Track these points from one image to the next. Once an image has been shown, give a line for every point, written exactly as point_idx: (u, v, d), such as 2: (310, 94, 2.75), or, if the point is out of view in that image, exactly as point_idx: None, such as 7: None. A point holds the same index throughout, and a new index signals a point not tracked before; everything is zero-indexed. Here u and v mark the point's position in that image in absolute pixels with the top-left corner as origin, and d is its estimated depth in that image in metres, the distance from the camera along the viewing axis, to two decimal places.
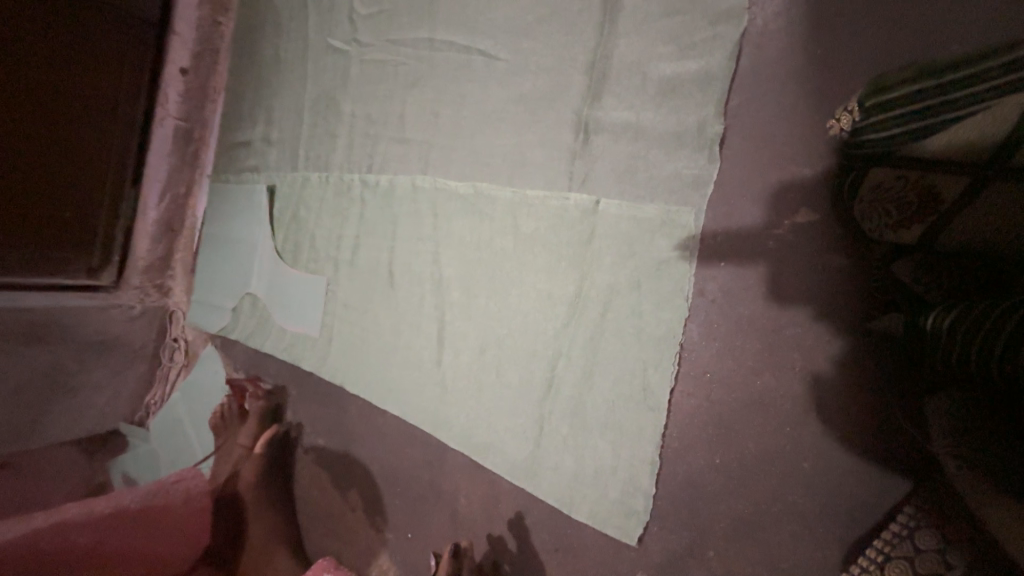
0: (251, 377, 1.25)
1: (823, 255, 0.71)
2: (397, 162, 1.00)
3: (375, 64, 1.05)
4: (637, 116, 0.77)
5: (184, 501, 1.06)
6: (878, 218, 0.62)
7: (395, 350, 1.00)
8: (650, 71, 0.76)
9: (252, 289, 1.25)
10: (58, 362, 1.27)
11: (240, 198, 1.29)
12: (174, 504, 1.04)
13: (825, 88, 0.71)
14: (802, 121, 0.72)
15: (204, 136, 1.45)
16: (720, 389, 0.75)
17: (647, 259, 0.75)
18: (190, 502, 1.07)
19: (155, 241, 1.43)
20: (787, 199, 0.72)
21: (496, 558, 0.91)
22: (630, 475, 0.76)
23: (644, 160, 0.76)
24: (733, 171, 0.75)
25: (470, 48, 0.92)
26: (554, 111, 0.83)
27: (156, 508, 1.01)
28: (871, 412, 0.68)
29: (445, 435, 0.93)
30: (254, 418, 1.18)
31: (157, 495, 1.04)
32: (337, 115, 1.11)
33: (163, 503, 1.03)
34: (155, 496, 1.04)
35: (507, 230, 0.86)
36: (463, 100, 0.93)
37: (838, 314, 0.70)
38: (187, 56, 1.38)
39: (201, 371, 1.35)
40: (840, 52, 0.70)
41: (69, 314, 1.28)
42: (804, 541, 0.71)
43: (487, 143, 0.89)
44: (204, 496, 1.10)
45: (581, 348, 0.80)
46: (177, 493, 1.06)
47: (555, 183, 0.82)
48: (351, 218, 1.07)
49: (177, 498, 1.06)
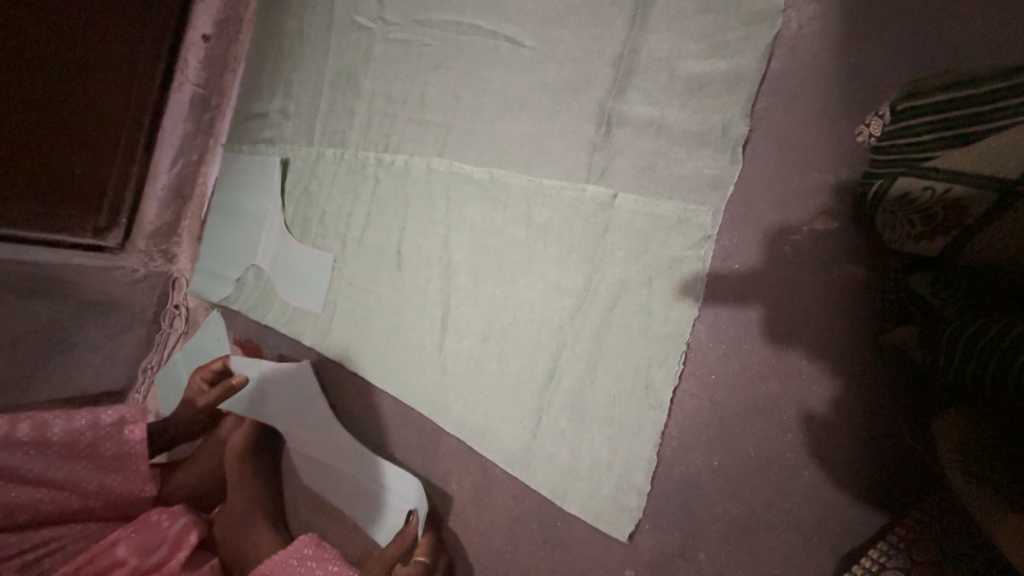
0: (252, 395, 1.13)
1: (839, 264, 0.70)
2: (413, 144, 1.00)
3: (399, 44, 1.05)
4: (662, 112, 0.77)
5: (126, 485, 0.92)
6: (902, 229, 0.61)
7: (397, 333, 0.99)
8: (678, 69, 0.76)
9: (257, 261, 1.24)
10: (58, 318, 1.24)
11: (253, 168, 1.29)
12: (123, 485, 0.92)
13: (856, 95, 0.70)
14: (828, 128, 0.72)
15: (221, 105, 1.45)
16: (724, 391, 0.74)
17: (660, 256, 0.75)
18: (132, 486, 0.93)
19: (163, 206, 1.43)
20: (808, 204, 0.72)
21: (482, 544, 0.91)
22: (625, 472, 0.76)
23: (665, 157, 0.76)
24: (756, 173, 0.74)
25: (496, 33, 0.92)
26: (577, 102, 0.83)
27: (110, 489, 0.90)
28: (873, 427, 0.68)
29: (441, 420, 0.92)
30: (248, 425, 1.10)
31: (114, 467, 0.92)
32: (358, 92, 1.10)
33: (118, 484, 0.91)
34: (111, 475, 0.91)
35: (519, 219, 0.85)
36: (486, 84, 0.92)
37: (850, 327, 0.69)
38: (210, 23, 1.40)
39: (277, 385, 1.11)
40: (873, 60, 0.70)
41: (72, 271, 1.25)
42: (796, 549, 0.70)
43: (507, 130, 0.89)
44: (147, 482, 0.95)
45: (585, 341, 0.79)
46: (127, 471, 0.93)
47: (573, 175, 0.82)
48: (363, 196, 1.07)
49: (129, 481, 0.93)
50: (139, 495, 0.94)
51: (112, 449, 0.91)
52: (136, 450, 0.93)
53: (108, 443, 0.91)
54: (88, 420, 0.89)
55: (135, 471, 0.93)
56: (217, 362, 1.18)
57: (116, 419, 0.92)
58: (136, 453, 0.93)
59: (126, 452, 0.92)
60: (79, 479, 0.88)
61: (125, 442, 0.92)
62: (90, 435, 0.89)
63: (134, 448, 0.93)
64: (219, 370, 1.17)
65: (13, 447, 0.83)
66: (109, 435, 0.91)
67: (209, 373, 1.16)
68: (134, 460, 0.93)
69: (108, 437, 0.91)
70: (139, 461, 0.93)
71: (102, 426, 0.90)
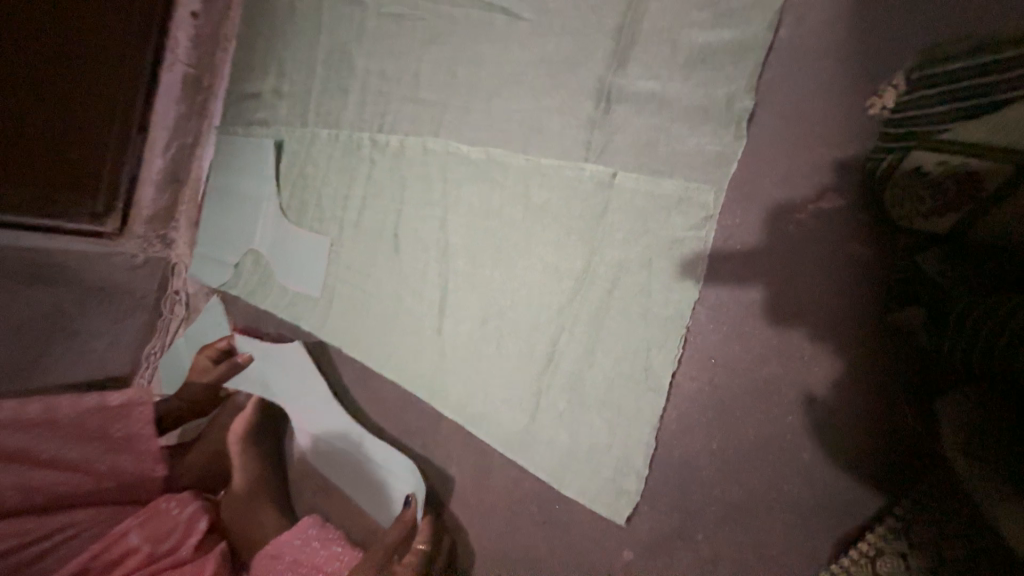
0: (253, 377, 1.15)
1: (845, 243, 0.68)
2: (407, 123, 0.97)
3: (391, 19, 1.01)
4: (664, 86, 0.73)
5: (135, 468, 0.95)
6: (912, 206, 0.60)
7: (395, 316, 0.98)
8: (681, 39, 0.72)
9: (254, 246, 1.23)
10: (58, 305, 1.24)
11: (247, 150, 1.26)
12: (129, 469, 0.94)
13: (868, 65, 0.67)
14: (837, 101, 0.68)
15: (214, 87, 1.40)
16: (724, 375, 0.73)
17: (660, 237, 0.73)
18: (142, 468, 0.96)
19: (159, 190, 1.41)
20: (815, 181, 0.69)
21: (482, 526, 0.92)
22: (624, 455, 0.76)
23: (666, 133, 0.73)
24: (761, 149, 0.72)
25: (492, 5, 0.88)
26: (575, 77, 0.80)
27: (121, 472, 0.93)
28: (877, 408, 0.67)
29: (440, 402, 0.92)
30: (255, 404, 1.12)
31: (123, 449, 0.94)
32: (350, 70, 1.07)
33: (130, 467, 0.94)
34: (122, 457, 0.94)
35: (516, 200, 0.83)
36: (481, 60, 0.89)
37: (856, 308, 0.68)
38: (199, 0, 1.35)
39: (281, 370, 1.11)
40: (888, 27, 0.66)
41: (71, 259, 1.26)
42: (795, 531, 0.70)
43: (503, 108, 0.86)
44: (157, 463, 0.98)
45: (585, 324, 0.78)
46: (136, 452, 0.96)
47: (571, 154, 0.79)
48: (359, 178, 1.04)
49: (137, 465, 0.96)
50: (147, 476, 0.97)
51: (121, 431, 0.94)
52: (146, 432, 0.96)
53: (116, 424, 0.93)
54: (97, 402, 0.91)
55: (142, 453, 0.96)
56: (222, 341, 1.19)
57: (124, 401, 0.94)
58: (146, 435, 0.96)
59: (134, 435, 0.95)
60: (92, 461, 0.90)
61: (135, 422, 0.95)
62: (99, 416, 0.91)
63: (144, 430, 0.96)
64: (224, 350, 1.19)
65: (23, 430, 0.84)
66: (117, 415, 0.93)
67: (214, 352, 1.18)
68: (144, 441, 0.96)
69: (117, 419, 0.93)
70: (149, 442, 0.97)
71: (112, 408, 0.92)
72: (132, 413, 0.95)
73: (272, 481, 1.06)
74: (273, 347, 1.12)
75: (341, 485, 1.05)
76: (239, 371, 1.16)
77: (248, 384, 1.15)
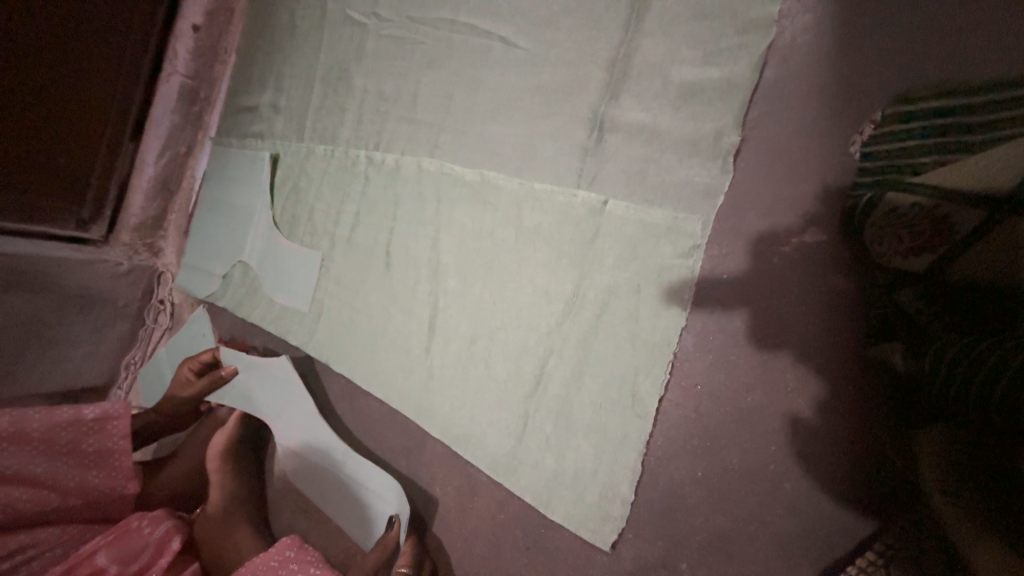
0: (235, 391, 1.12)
1: (826, 276, 0.70)
2: (404, 143, 0.98)
3: (391, 41, 1.03)
4: (654, 118, 0.76)
5: (104, 484, 0.92)
6: (891, 244, 0.62)
7: (384, 333, 0.98)
8: (672, 75, 0.75)
9: (243, 258, 1.22)
10: (37, 312, 1.22)
11: (242, 162, 1.27)
12: (99, 486, 0.91)
13: (847, 107, 0.70)
14: (819, 140, 0.71)
15: (210, 98, 1.42)
16: (709, 402, 0.74)
17: (648, 264, 0.74)
18: (113, 485, 0.93)
19: (148, 199, 1.40)
20: (799, 215, 0.72)
21: (464, 550, 0.90)
22: (610, 481, 0.76)
23: (656, 164, 0.75)
24: (746, 182, 0.74)
25: (490, 33, 0.90)
26: (569, 106, 0.82)
27: (91, 488, 0.90)
28: (857, 440, 0.68)
29: (427, 422, 0.91)
30: (234, 420, 1.09)
31: (94, 464, 0.92)
32: (348, 89, 1.09)
33: (100, 483, 0.91)
34: (92, 472, 0.91)
35: (509, 223, 0.84)
36: (478, 85, 0.91)
37: (837, 341, 0.69)
38: (200, 13, 1.36)
39: (264, 385, 1.09)
40: (866, 73, 0.70)
41: (52, 265, 1.22)
42: (778, 561, 0.70)
43: (499, 133, 0.87)
44: (129, 480, 0.95)
45: (574, 347, 0.78)
46: (107, 467, 0.93)
47: (564, 180, 0.81)
48: (353, 194, 1.05)
49: (108, 481, 0.92)
50: (118, 493, 0.93)
51: (92, 446, 0.92)
52: (119, 447, 0.94)
53: (88, 439, 0.92)
54: (70, 416, 0.90)
55: (113, 468, 0.93)
56: (205, 353, 1.16)
57: (98, 414, 0.93)
58: (118, 450, 0.94)
59: (105, 450, 0.93)
60: (59, 477, 0.87)
61: (107, 437, 0.94)
62: (71, 431, 0.90)
63: (116, 445, 0.94)
64: (207, 362, 1.16)
65: None
66: (88, 430, 0.92)
67: (198, 364, 1.15)
68: (116, 456, 0.94)
69: (89, 434, 0.92)
70: (121, 458, 0.94)
71: (84, 422, 0.91)
72: (105, 428, 0.93)
73: (249, 500, 1.03)
74: (258, 361, 1.10)
75: (321, 506, 1.02)
76: (221, 386, 1.13)
77: (229, 399, 1.12)
